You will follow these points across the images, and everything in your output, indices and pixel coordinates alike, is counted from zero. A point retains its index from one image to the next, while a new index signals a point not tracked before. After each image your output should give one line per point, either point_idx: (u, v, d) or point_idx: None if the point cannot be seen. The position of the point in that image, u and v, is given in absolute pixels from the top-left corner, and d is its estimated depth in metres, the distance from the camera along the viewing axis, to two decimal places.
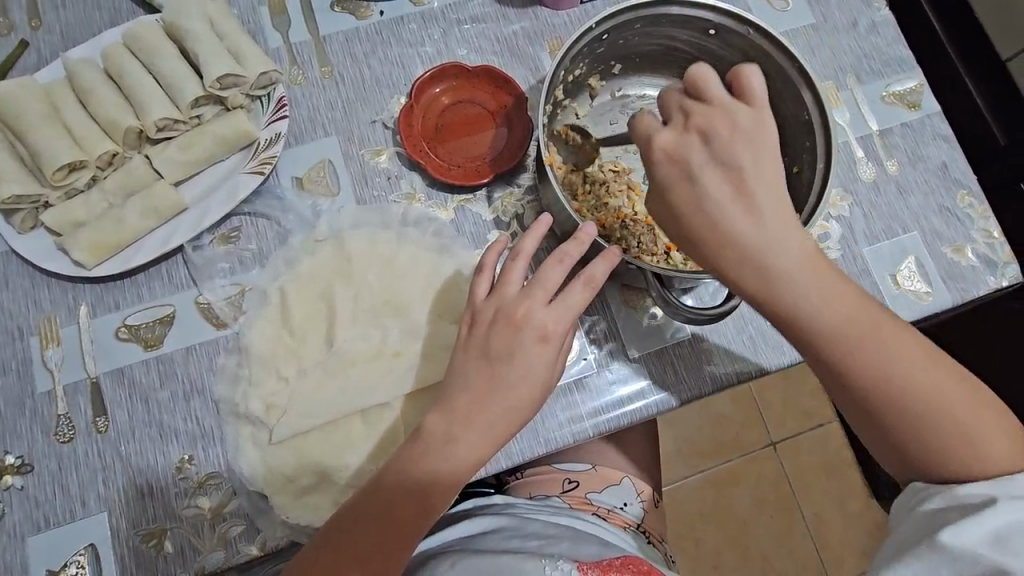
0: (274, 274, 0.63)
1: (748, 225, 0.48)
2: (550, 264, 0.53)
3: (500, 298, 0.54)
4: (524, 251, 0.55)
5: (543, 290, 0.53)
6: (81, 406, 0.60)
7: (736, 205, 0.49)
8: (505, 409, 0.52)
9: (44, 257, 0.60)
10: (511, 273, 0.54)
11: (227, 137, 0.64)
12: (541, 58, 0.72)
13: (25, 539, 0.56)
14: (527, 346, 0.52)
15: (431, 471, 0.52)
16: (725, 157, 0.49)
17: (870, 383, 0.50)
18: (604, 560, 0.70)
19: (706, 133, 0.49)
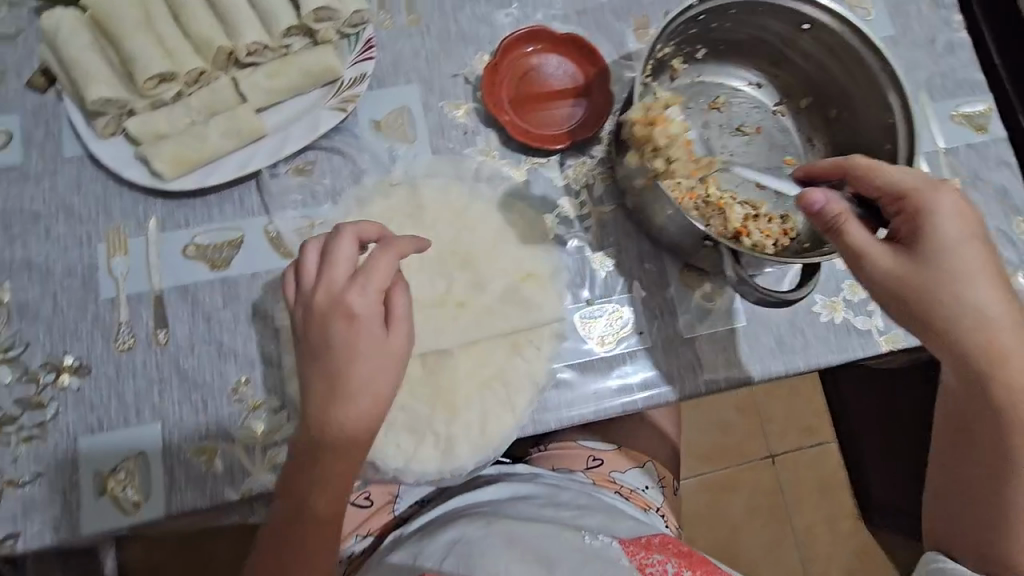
0: (346, 211, 0.64)
1: (985, 306, 0.52)
2: (373, 261, 0.51)
3: (367, 325, 0.50)
4: (347, 237, 0.52)
5: (890, 185, 0.53)
6: (142, 317, 0.60)
7: (985, 290, 0.52)
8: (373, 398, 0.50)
9: (123, 165, 0.60)
10: (337, 253, 0.51)
11: (313, 71, 0.64)
12: (625, 34, 0.73)
13: (76, 439, 0.56)
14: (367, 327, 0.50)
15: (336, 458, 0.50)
16: (986, 257, 0.52)
17: (1004, 451, 0.53)
18: (641, 536, 0.71)
19: (982, 232, 0.53)
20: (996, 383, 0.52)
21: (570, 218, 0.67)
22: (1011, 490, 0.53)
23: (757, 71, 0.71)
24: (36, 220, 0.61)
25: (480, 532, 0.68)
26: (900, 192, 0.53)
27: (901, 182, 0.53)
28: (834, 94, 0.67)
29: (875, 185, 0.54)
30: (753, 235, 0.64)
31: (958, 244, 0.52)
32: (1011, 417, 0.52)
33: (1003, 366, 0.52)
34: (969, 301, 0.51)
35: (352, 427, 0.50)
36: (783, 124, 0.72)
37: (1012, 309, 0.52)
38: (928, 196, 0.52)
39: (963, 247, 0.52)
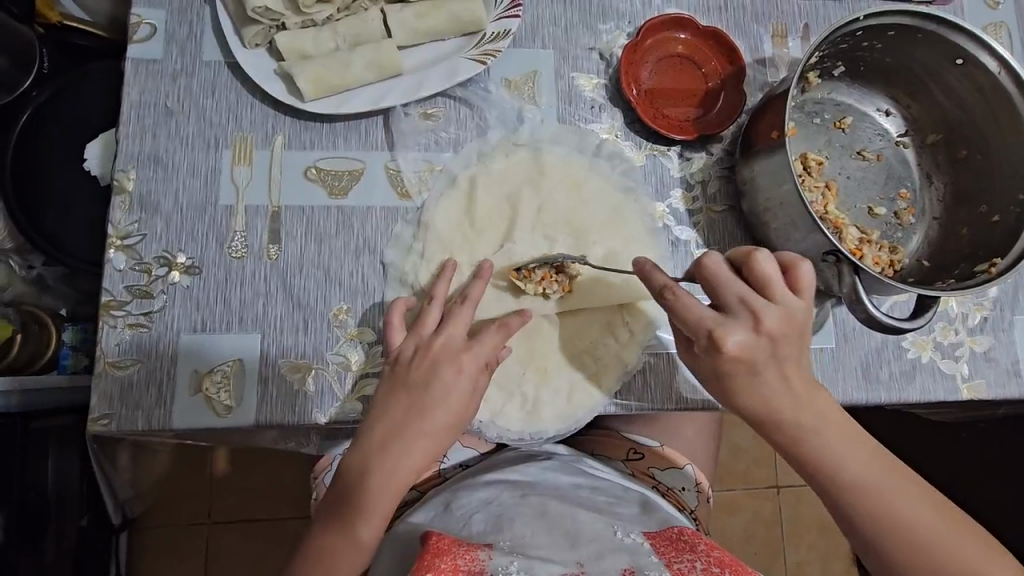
0: (466, 163, 0.64)
1: (759, 373, 0.54)
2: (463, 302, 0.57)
3: (449, 332, 0.55)
4: (438, 296, 0.57)
5: (755, 317, 0.52)
6: (257, 229, 0.61)
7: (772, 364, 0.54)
8: (445, 419, 0.55)
9: (265, 78, 0.61)
10: (427, 316, 0.56)
11: (460, 19, 0.63)
12: (764, 38, 0.72)
13: (179, 335, 0.58)
14: (441, 372, 0.54)
15: (377, 464, 0.53)
16: (771, 338, 0.53)
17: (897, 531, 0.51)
18: (672, 532, 0.64)
19: (772, 313, 0.52)
20: (829, 453, 0.53)
21: (681, 210, 0.67)
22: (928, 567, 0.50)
23: (890, 98, 0.71)
24: (167, 115, 0.62)
25: (516, 500, 0.68)
26: (703, 328, 0.52)
27: (731, 301, 0.53)
28: (967, 135, 0.67)
29: (696, 326, 0.52)
30: (866, 259, 0.64)
31: (740, 345, 0.52)
32: (892, 493, 0.52)
33: (804, 435, 0.54)
34: (765, 399, 0.54)
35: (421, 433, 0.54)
36: (904, 156, 0.71)
37: (816, 389, 0.54)
38: (724, 323, 0.52)
39: (733, 363, 0.53)
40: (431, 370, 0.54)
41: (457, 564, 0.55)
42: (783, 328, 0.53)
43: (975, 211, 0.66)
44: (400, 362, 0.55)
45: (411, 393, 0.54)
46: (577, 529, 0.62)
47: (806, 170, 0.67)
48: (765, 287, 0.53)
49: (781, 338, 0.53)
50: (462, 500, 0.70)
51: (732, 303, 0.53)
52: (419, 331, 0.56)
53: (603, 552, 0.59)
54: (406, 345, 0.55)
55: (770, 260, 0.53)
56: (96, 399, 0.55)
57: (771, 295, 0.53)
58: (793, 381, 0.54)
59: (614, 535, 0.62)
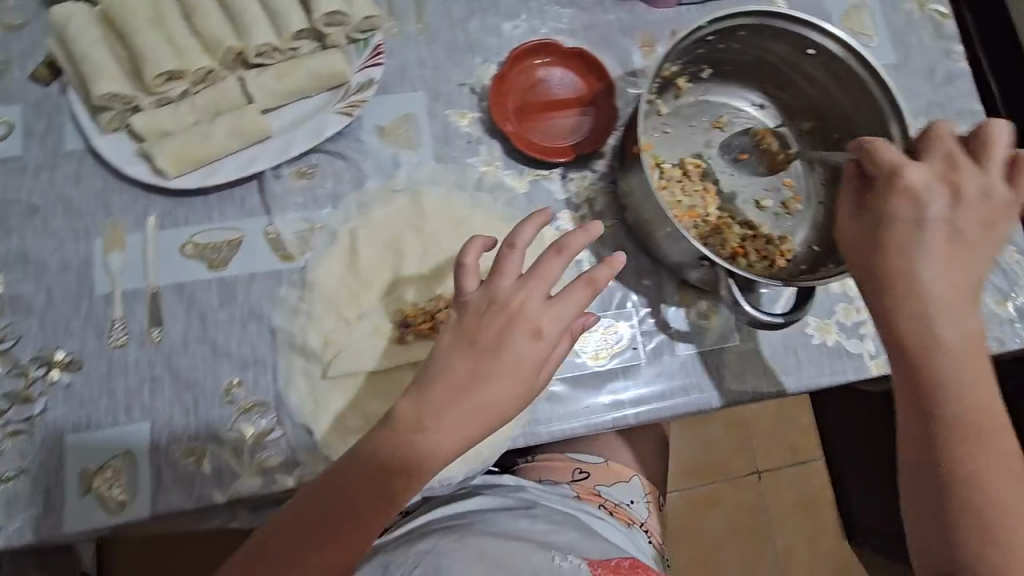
0: (346, 216, 0.64)
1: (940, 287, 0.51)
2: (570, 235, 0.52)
3: (530, 285, 0.51)
4: (523, 239, 0.52)
5: (909, 188, 0.51)
6: (137, 313, 0.59)
7: (943, 287, 0.51)
8: (505, 395, 0.50)
9: (125, 161, 0.60)
10: (508, 263, 0.51)
11: (321, 74, 0.64)
12: (632, 51, 0.73)
13: (64, 436, 0.56)
14: (518, 340, 0.50)
15: (415, 447, 0.49)
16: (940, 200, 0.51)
17: (977, 475, 0.49)
18: (610, 561, 0.69)
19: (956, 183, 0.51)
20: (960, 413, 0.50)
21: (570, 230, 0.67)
22: (999, 549, 0.47)
23: (762, 92, 0.72)
24: (32, 212, 0.61)
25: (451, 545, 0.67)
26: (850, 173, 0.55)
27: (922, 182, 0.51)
28: (836, 119, 0.68)
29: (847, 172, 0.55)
30: (750, 256, 0.65)
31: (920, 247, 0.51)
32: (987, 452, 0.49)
33: (930, 345, 0.51)
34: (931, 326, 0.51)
35: (476, 405, 0.49)
36: (787, 146, 0.72)
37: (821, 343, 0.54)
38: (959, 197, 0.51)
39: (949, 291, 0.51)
40: (506, 322, 0.50)
41: None
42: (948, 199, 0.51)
43: None
44: (468, 308, 0.51)
45: (478, 359, 0.50)
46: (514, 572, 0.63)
47: (688, 175, 0.68)
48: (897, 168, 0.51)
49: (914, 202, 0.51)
50: (400, 559, 0.67)
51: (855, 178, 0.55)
52: (498, 281, 0.51)
53: None
54: (480, 293, 0.51)
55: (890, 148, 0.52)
56: None
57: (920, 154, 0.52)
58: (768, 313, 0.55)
59: (552, 562, 0.64)
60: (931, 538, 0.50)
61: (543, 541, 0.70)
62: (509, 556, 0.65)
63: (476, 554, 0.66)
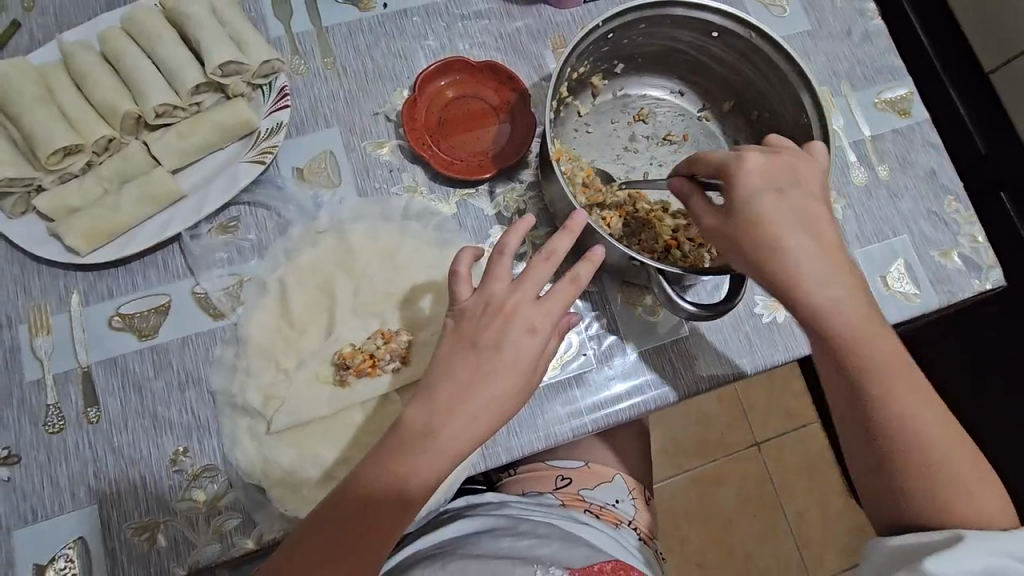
0: (274, 265, 0.62)
1: (826, 274, 0.53)
2: (558, 237, 0.53)
3: (522, 287, 0.51)
4: (507, 246, 0.53)
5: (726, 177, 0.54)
6: (71, 396, 0.58)
7: (827, 272, 0.53)
8: (509, 393, 0.50)
9: (35, 243, 0.58)
10: (500, 267, 0.52)
11: (227, 126, 0.63)
12: (544, 55, 0.73)
13: (10, 533, 0.55)
14: (514, 339, 0.50)
15: (424, 455, 0.49)
16: (796, 191, 0.53)
17: (898, 437, 0.54)
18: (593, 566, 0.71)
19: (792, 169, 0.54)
20: (876, 382, 0.54)
21: None
22: (927, 483, 0.54)
23: (679, 78, 0.72)
24: None
25: None
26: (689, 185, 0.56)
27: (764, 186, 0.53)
28: (753, 97, 0.68)
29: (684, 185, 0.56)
30: (685, 246, 0.64)
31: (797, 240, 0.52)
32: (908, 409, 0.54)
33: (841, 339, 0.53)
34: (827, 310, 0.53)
35: (483, 405, 0.49)
36: (709, 129, 0.72)
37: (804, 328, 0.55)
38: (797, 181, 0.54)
39: (836, 275, 0.53)
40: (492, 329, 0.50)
41: None
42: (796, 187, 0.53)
43: None
44: (464, 315, 0.51)
45: (476, 361, 0.50)
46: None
47: (574, 162, 0.67)
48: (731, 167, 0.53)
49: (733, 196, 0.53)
50: None
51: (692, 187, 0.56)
52: (489, 286, 0.51)
53: None
54: (475, 300, 0.51)
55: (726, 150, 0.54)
56: None
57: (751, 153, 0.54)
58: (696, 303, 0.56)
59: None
60: (873, 485, 0.56)
61: (526, 557, 0.70)
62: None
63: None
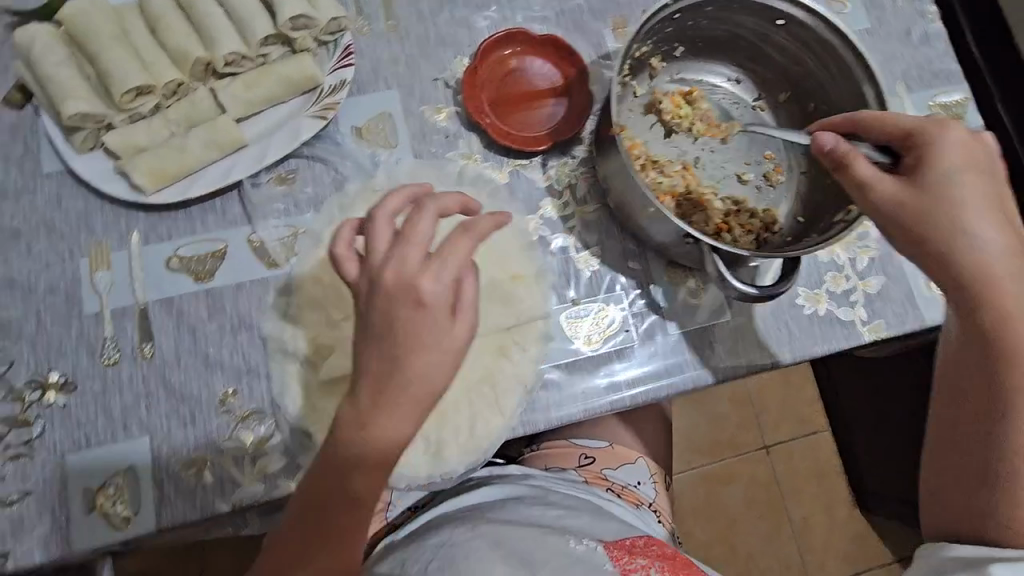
0: (329, 220, 0.64)
1: (1014, 266, 0.52)
2: (415, 207, 0.46)
3: (399, 258, 0.45)
4: (425, 213, 0.46)
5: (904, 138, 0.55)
6: (127, 331, 0.60)
7: (1013, 267, 0.52)
8: (439, 371, 0.45)
9: (103, 179, 0.60)
10: (374, 237, 0.46)
11: (292, 80, 0.64)
12: (604, 34, 0.73)
13: (64, 457, 0.56)
14: (437, 322, 0.45)
15: (368, 444, 0.45)
16: (993, 183, 0.54)
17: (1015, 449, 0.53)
18: (627, 541, 0.71)
19: (992, 164, 0.54)
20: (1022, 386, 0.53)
21: (554, 218, 0.67)
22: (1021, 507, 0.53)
23: (737, 65, 0.72)
24: (16, 238, 0.61)
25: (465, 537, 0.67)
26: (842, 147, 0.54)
27: (958, 156, 0.53)
28: (811, 88, 0.68)
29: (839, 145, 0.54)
30: (735, 231, 0.65)
31: (982, 217, 0.52)
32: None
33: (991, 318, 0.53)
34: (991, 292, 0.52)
35: (408, 395, 0.45)
36: (764, 118, 0.72)
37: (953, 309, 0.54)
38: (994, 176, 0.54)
39: (1010, 259, 0.53)
40: (388, 309, 0.44)
41: None
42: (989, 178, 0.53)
43: None
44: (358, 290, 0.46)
45: (388, 352, 0.44)
46: (533, 559, 0.64)
47: (689, 104, 0.70)
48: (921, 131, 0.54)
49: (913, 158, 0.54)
50: (416, 555, 0.67)
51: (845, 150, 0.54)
52: (370, 259, 0.46)
53: (563, 567, 0.63)
54: (363, 275, 0.46)
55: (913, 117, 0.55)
56: None
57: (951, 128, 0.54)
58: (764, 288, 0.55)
59: (567, 545, 0.66)
60: (960, 489, 0.56)
61: (555, 527, 0.70)
62: (526, 541, 0.66)
63: (493, 542, 0.66)
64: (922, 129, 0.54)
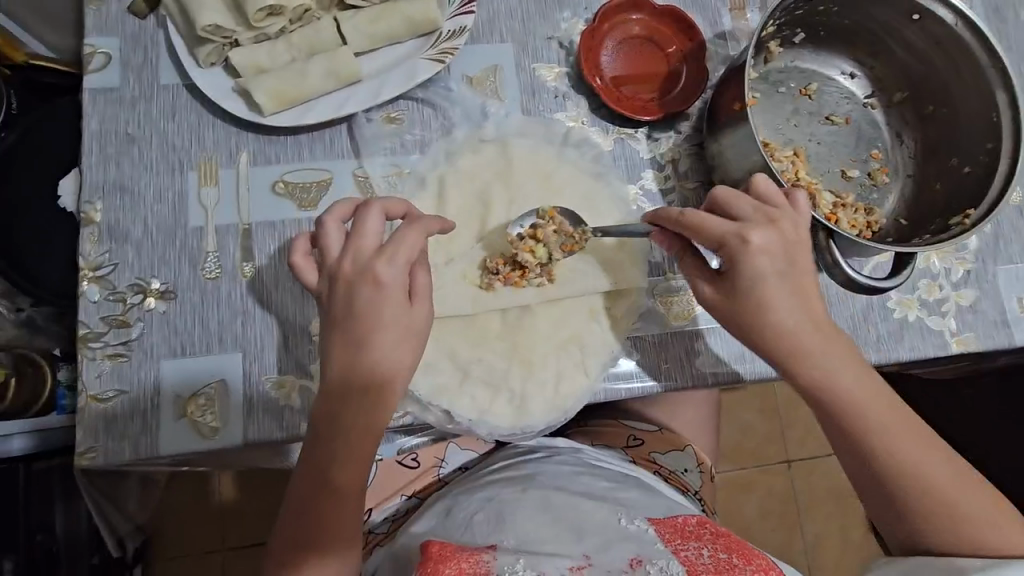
0: (434, 164, 0.64)
1: (817, 341, 0.53)
2: (363, 207, 0.52)
3: (357, 244, 0.51)
4: (332, 214, 0.53)
5: (773, 218, 0.53)
6: (229, 248, 0.60)
7: (811, 338, 0.53)
8: (393, 337, 0.50)
9: (222, 96, 0.61)
10: (326, 240, 0.52)
11: (415, 21, 0.63)
12: (721, 14, 0.71)
13: (159, 361, 0.57)
14: (370, 292, 0.50)
15: (346, 409, 0.50)
16: (791, 268, 0.53)
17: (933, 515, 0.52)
18: (676, 518, 0.62)
19: (788, 242, 0.53)
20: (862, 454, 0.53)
21: (654, 190, 0.66)
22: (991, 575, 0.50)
23: (854, 61, 0.71)
24: (129, 143, 0.61)
25: (517, 495, 0.64)
26: (725, 232, 0.52)
27: (748, 212, 0.53)
28: (933, 90, 0.66)
29: (717, 232, 0.52)
30: (843, 222, 0.64)
31: (765, 279, 0.52)
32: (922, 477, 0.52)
33: (822, 376, 0.53)
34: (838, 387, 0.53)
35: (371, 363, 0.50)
36: (873, 117, 0.71)
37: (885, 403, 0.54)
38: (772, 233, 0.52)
39: (810, 333, 0.53)
40: (351, 288, 0.50)
41: (463, 569, 0.51)
42: (772, 242, 0.52)
43: (946, 164, 0.66)
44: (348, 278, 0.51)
45: (346, 326, 0.50)
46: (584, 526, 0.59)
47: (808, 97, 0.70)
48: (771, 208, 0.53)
49: (796, 241, 0.53)
50: (464, 504, 0.65)
51: (732, 233, 0.52)
52: (326, 258, 0.52)
53: (607, 543, 0.56)
54: (328, 275, 0.52)
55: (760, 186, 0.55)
56: (81, 433, 0.55)
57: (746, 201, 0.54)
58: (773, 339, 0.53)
59: (617, 521, 0.59)
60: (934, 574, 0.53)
61: (604, 498, 0.65)
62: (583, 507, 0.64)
63: (540, 505, 0.62)
64: (760, 210, 0.53)
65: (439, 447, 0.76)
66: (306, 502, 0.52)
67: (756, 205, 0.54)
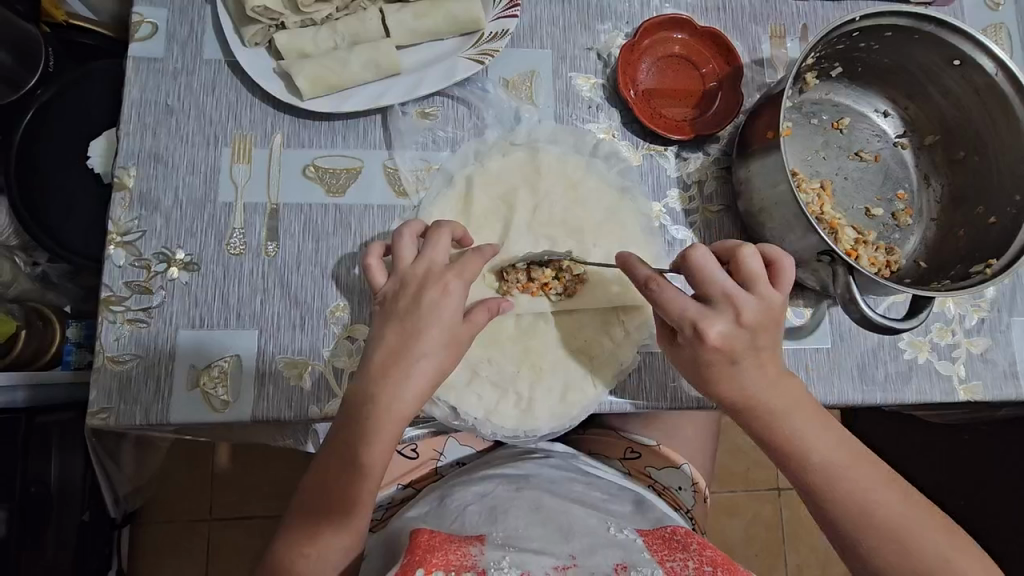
0: (464, 162, 0.65)
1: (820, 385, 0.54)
2: (436, 229, 0.55)
3: (430, 254, 0.54)
4: (410, 228, 0.56)
5: (739, 308, 0.52)
6: (255, 226, 0.61)
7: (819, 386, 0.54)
8: (440, 340, 0.52)
9: (263, 76, 0.62)
10: (400, 248, 0.54)
11: (458, 20, 0.64)
12: (761, 40, 0.71)
13: (177, 331, 0.58)
14: (428, 295, 0.53)
15: (380, 392, 0.51)
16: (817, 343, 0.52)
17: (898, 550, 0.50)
18: (665, 531, 0.60)
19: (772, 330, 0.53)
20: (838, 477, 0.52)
21: (677, 209, 0.67)
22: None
23: (888, 99, 0.71)
24: (168, 114, 0.62)
25: (511, 494, 0.64)
26: (686, 319, 0.52)
27: (717, 294, 0.53)
28: (966, 137, 0.67)
29: (677, 317, 0.52)
30: (863, 259, 0.64)
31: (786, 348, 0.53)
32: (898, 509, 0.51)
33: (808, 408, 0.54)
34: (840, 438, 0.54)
35: (415, 355, 0.52)
36: (903, 157, 0.71)
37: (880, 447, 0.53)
38: (733, 318, 0.52)
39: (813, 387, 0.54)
40: (419, 286, 0.53)
41: (450, 559, 0.51)
42: (731, 326, 0.52)
43: (972, 212, 0.66)
44: (404, 281, 0.53)
45: (397, 324, 0.53)
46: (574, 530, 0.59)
47: (840, 131, 0.70)
48: (749, 280, 0.53)
49: (762, 329, 0.53)
50: (458, 497, 0.66)
51: (692, 321, 0.52)
52: (399, 265, 0.54)
53: (595, 548, 0.54)
54: (392, 282, 0.54)
55: (752, 258, 0.53)
56: (95, 393, 0.56)
57: (752, 287, 0.53)
58: (778, 376, 0.54)
59: (606, 530, 0.58)
60: None
61: (599, 507, 0.65)
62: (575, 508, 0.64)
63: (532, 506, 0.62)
64: (724, 290, 0.52)
65: (439, 439, 0.76)
66: (331, 470, 0.53)
67: (727, 285, 0.53)
